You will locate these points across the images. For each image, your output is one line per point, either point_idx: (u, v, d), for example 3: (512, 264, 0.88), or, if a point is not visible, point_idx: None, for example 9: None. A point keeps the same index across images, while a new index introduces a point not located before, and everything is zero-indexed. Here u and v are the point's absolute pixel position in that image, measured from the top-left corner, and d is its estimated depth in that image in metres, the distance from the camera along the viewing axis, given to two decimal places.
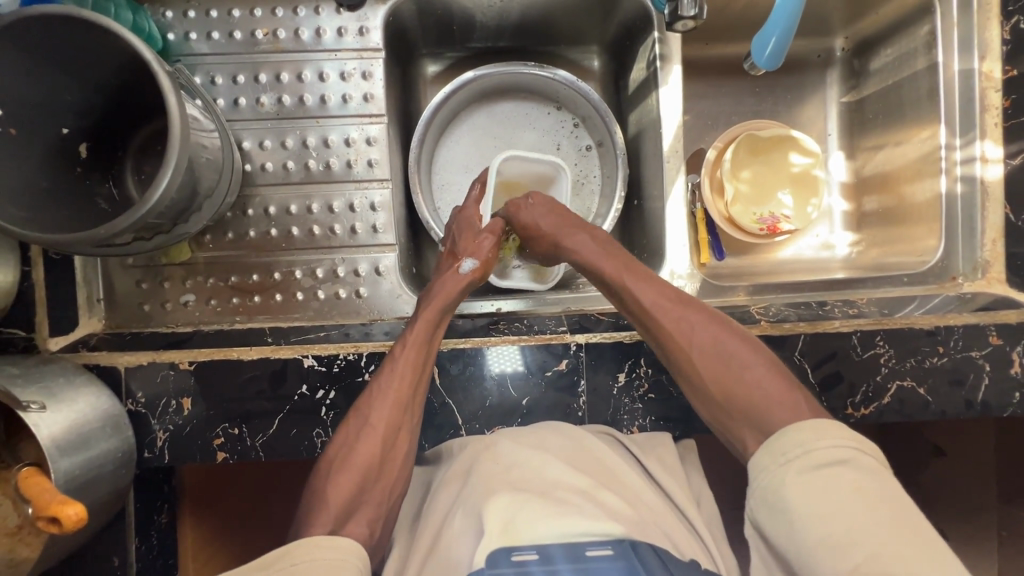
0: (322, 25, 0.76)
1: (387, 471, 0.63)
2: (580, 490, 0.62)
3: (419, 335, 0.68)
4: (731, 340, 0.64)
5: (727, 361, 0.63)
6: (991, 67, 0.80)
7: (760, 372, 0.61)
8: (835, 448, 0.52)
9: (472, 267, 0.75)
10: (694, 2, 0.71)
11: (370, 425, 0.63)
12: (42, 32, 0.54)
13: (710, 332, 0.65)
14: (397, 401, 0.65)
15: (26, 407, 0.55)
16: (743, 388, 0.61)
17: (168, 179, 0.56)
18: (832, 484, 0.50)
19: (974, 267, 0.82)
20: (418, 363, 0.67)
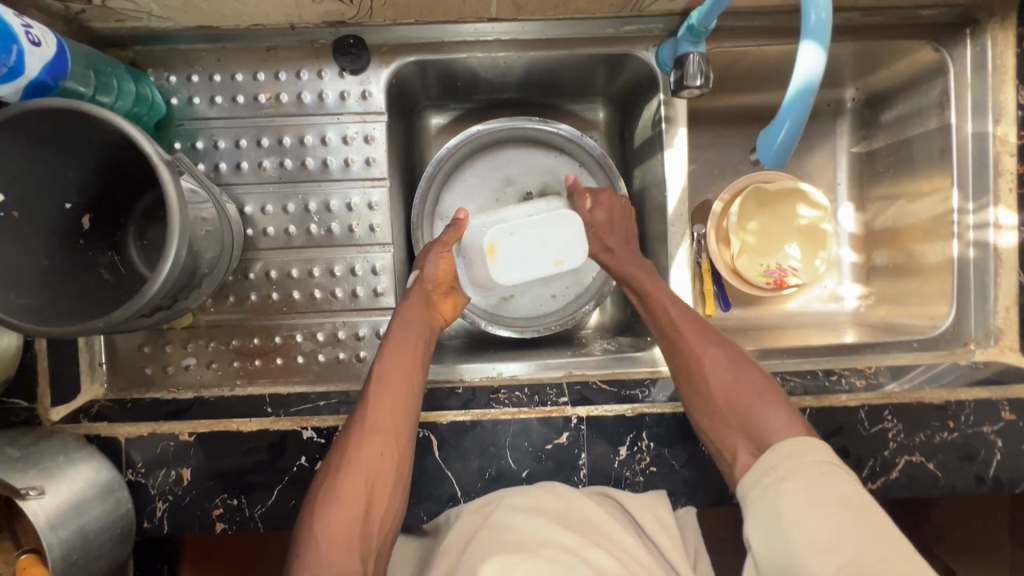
0: (325, 89, 0.76)
1: (375, 504, 0.63)
2: (568, 549, 0.63)
3: (391, 361, 0.69)
4: (737, 364, 0.70)
5: (739, 384, 0.68)
6: (1005, 130, 0.78)
7: (763, 391, 0.67)
8: (817, 459, 0.59)
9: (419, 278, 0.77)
10: (700, 71, 0.70)
11: (349, 459, 0.64)
12: (46, 120, 0.54)
13: (725, 357, 0.70)
14: (373, 430, 0.65)
15: (25, 495, 0.56)
16: (751, 406, 0.66)
17: (167, 272, 0.55)
18: (814, 498, 0.55)
19: (987, 334, 0.80)
20: (393, 389, 0.67)
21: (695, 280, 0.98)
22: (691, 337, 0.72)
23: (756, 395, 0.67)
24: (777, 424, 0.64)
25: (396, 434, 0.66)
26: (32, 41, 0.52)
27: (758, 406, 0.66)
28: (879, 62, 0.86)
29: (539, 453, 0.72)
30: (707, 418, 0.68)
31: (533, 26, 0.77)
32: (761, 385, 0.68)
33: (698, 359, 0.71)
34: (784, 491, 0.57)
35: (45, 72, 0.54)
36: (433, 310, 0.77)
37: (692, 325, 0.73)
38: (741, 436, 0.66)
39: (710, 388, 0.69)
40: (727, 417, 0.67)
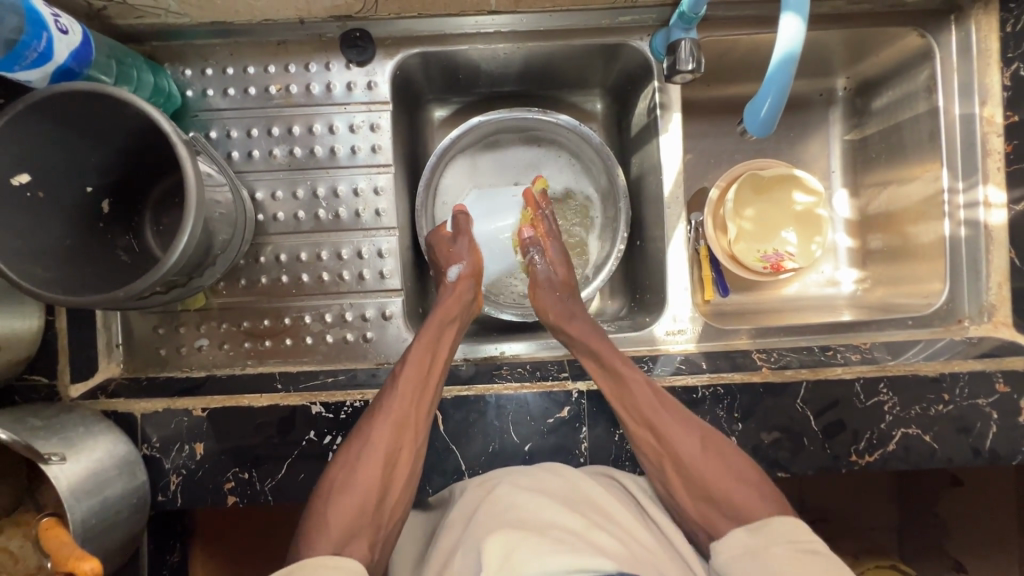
0: (332, 80, 0.80)
1: (389, 491, 0.65)
2: (573, 529, 0.61)
3: (421, 352, 0.72)
4: (711, 449, 0.68)
5: (722, 472, 0.66)
6: (992, 111, 0.80)
7: (743, 479, 0.66)
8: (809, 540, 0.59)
9: (460, 273, 0.81)
10: (691, 56, 0.72)
11: (370, 445, 0.65)
12: (72, 103, 0.57)
13: (707, 446, 0.68)
14: (400, 416, 0.67)
15: (48, 459, 0.58)
16: (731, 491, 0.65)
17: (184, 243, 0.58)
18: (800, 561, 0.56)
19: (980, 310, 0.82)
20: (421, 380, 0.70)
21: (693, 266, 0.99)
22: (667, 418, 0.69)
23: (730, 473, 0.66)
24: (765, 508, 0.64)
25: (418, 426, 0.68)
26: (61, 29, 0.56)
27: (735, 485, 0.65)
28: (868, 49, 0.89)
29: (541, 428, 0.73)
30: (685, 500, 0.68)
31: (531, 18, 0.80)
32: (750, 477, 0.66)
33: (670, 445, 0.68)
34: (770, 554, 0.58)
35: (71, 59, 0.58)
36: (470, 304, 0.81)
37: (672, 416, 0.69)
38: (726, 519, 0.65)
39: (690, 472, 0.67)
40: (703, 500, 0.66)
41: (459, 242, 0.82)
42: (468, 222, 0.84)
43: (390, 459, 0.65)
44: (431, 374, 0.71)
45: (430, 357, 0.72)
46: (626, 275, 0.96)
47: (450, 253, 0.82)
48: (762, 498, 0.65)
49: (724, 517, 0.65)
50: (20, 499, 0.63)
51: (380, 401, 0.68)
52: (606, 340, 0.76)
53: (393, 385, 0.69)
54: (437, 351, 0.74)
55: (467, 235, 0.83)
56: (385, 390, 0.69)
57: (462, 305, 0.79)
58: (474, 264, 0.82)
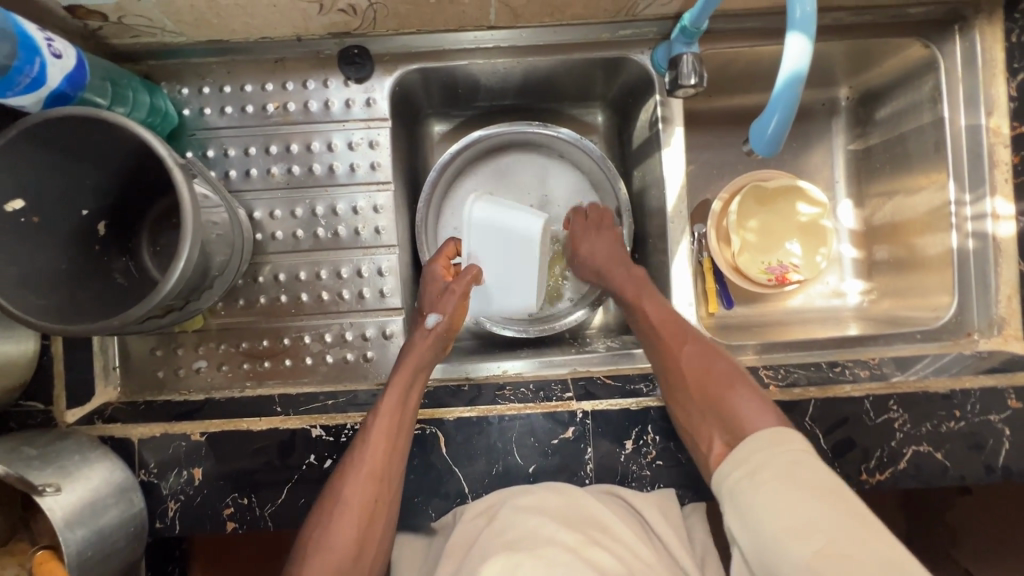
0: (330, 97, 0.79)
1: (364, 550, 0.65)
2: (569, 548, 0.64)
3: (390, 411, 0.68)
4: (717, 364, 0.70)
5: (720, 382, 0.69)
6: (998, 122, 0.79)
7: (741, 386, 0.67)
8: (794, 452, 0.59)
9: (437, 323, 0.75)
10: (693, 71, 0.72)
11: (345, 499, 0.64)
12: (66, 128, 0.56)
13: (703, 348, 0.72)
14: (373, 476, 0.65)
15: (41, 491, 0.57)
16: (727, 401, 0.67)
17: (180, 268, 0.57)
18: (796, 482, 0.56)
19: (990, 324, 0.80)
20: (389, 438, 0.67)
21: (697, 278, 0.98)
22: (684, 343, 0.72)
23: (728, 381, 0.69)
24: (763, 423, 0.64)
25: (388, 479, 0.66)
26: (53, 53, 0.55)
27: (729, 392, 0.67)
28: (871, 59, 0.88)
29: (545, 449, 0.72)
30: (682, 413, 0.69)
31: (530, 33, 0.79)
32: (748, 397, 0.67)
33: (679, 361, 0.71)
34: (761, 479, 0.58)
35: (65, 83, 0.57)
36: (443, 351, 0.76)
37: (685, 339, 0.73)
38: (719, 427, 0.66)
39: (683, 377, 0.70)
40: (705, 406, 0.67)
41: (451, 296, 0.76)
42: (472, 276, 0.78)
43: (365, 517, 0.65)
44: (403, 428, 0.68)
45: (401, 409, 0.68)
46: None
47: (438, 299, 0.77)
48: (756, 414, 0.65)
49: (717, 427, 0.66)
50: (15, 528, 0.62)
51: (353, 456, 0.66)
52: (640, 281, 0.79)
53: (362, 440, 0.67)
54: (409, 401, 0.69)
55: (457, 292, 0.76)
56: (358, 442, 0.67)
57: (433, 358, 0.74)
58: (455, 321, 0.76)
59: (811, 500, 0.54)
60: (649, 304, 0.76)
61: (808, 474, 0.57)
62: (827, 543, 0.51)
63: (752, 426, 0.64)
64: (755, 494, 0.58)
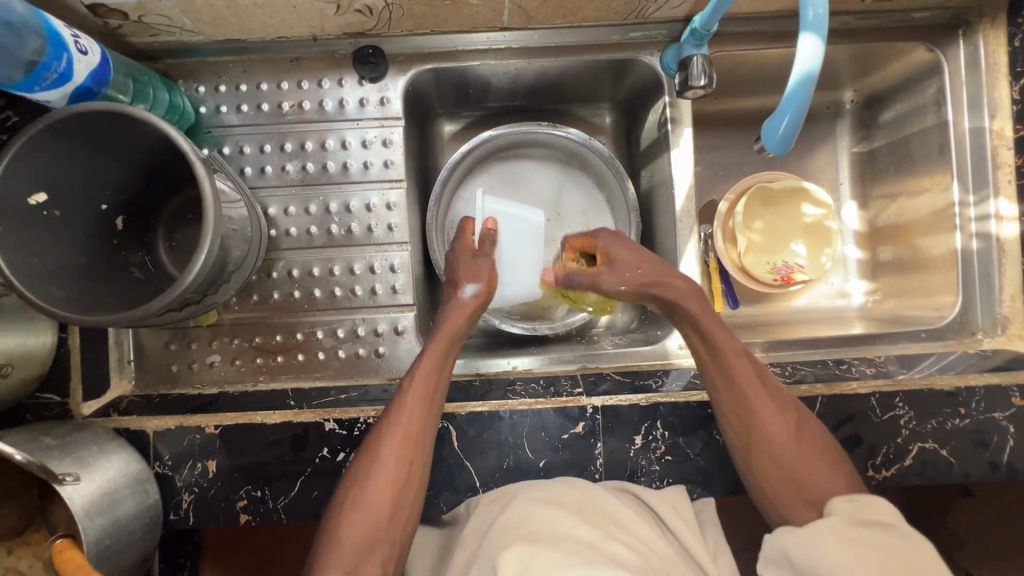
0: (344, 96, 0.80)
1: (399, 511, 0.65)
2: (589, 543, 0.64)
3: (427, 373, 0.70)
4: (800, 425, 0.68)
5: (806, 448, 0.66)
6: (1001, 125, 0.80)
7: (829, 459, 0.66)
8: (875, 513, 0.59)
9: (474, 291, 0.78)
10: (703, 72, 0.73)
11: (379, 462, 0.65)
12: (90, 122, 0.57)
13: (796, 420, 0.68)
14: (408, 438, 0.66)
15: (61, 480, 0.57)
16: (813, 470, 0.65)
17: (201, 261, 0.58)
18: (873, 548, 0.55)
19: (994, 323, 0.81)
20: (427, 399, 0.68)
21: (704, 278, 0.99)
22: (760, 394, 0.69)
23: (802, 440, 0.67)
24: (836, 489, 0.64)
25: (423, 444, 0.67)
26: (80, 49, 0.56)
27: (819, 463, 0.66)
28: (876, 63, 0.89)
29: (555, 443, 0.73)
30: (757, 478, 0.67)
31: (541, 35, 0.81)
32: (831, 458, 0.66)
33: (756, 414, 0.68)
34: (830, 533, 0.58)
35: (90, 79, 0.58)
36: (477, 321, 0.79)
37: (768, 390, 0.69)
38: (802, 501, 0.65)
39: (771, 450, 0.67)
40: (785, 478, 0.66)
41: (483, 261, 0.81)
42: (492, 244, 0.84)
43: (400, 479, 0.65)
44: (438, 390, 0.70)
45: (437, 372, 0.71)
46: None
47: (468, 268, 0.80)
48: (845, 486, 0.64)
49: (800, 501, 0.65)
50: (31, 518, 0.63)
51: (387, 421, 0.67)
52: (723, 328, 0.73)
53: (398, 402, 0.68)
54: (443, 367, 0.72)
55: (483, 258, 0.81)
56: (392, 408, 0.68)
57: (469, 323, 0.77)
58: (489, 287, 0.80)
59: (882, 561, 0.54)
60: (739, 365, 0.70)
61: (883, 539, 0.56)
62: None
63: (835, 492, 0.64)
64: (822, 544, 0.57)
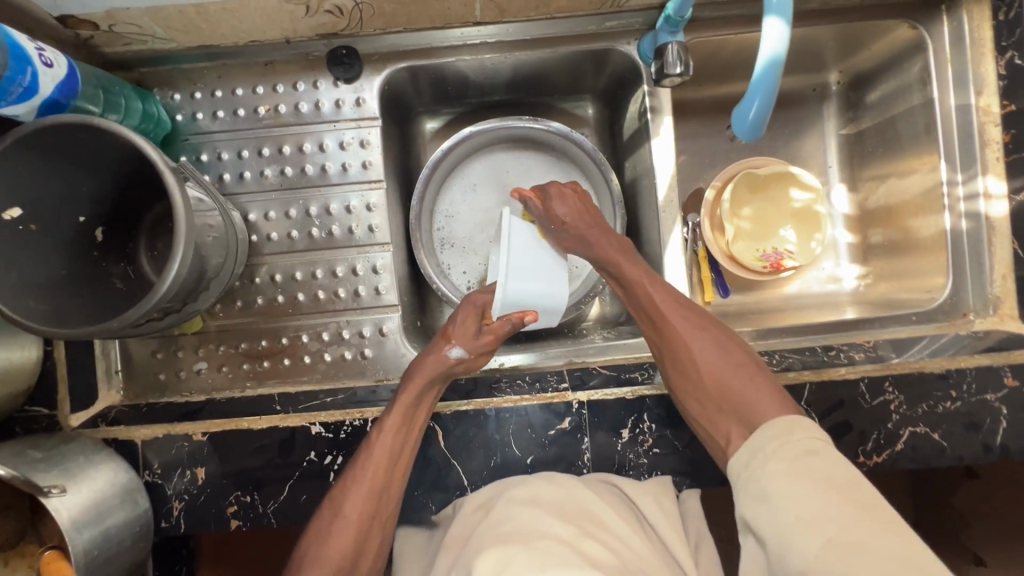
0: (320, 98, 0.80)
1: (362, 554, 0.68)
2: (565, 540, 0.65)
3: (396, 427, 0.69)
4: (715, 338, 0.72)
5: (719, 362, 0.70)
6: (988, 101, 0.79)
7: (749, 372, 0.69)
8: (808, 439, 0.60)
9: (458, 357, 0.72)
10: (679, 59, 0.72)
11: (342, 518, 0.66)
12: (59, 135, 0.57)
13: (710, 334, 0.72)
14: (372, 491, 0.67)
15: (47, 492, 0.58)
16: (730, 384, 0.69)
17: (175, 270, 0.58)
18: (805, 475, 0.57)
19: (985, 303, 0.80)
20: (393, 452, 0.68)
21: (692, 268, 0.99)
22: (694, 339, 0.71)
23: (715, 340, 0.72)
24: (766, 410, 0.66)
25: (386, 498, 0.68)
26: (44, 62, 0.56)
27: (747, 383, 0.68)
28: (860, 42, 0.88)
29: (542, 440, 0.73)
30: (693, 404, 0.69)
31: (516, 28, 0.80)
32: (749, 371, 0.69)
33: (674, 325, 0.72)
34: (769, 470, 0.59)
35: (57, 91, 0.58)
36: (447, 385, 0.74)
37: (686, 324, 0.73)
38: (734, 420, 0.67)
39: (695, 372, 0.70)
40: (708, 399, 0.69)
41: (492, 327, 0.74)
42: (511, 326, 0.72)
43: (363, 529, 0.67)
44: (405, 450, 0.69)
45: (405, 429, 0.69)
46: None
47: (462, 330, 0.73)
48: (762, 394, 0.67)
49: (731, 418, 0.67)
50: (23, 531, 0.64)
51: (353, 472, 0.67)
52: (623, 249, 0.77)
53: (365, 452, 0.68)
54: (413, 424, 0.70)
55: (490, 335, 0.73)
56: (357, 459, 0.68)
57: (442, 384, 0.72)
58: (475, 363, 0.74)
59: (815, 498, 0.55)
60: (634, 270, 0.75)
61: (817, 464, 0.58)
62: (837, 530, 0.52)
63: (764, 412, 0.66)
64: (767, 483, 0.59)
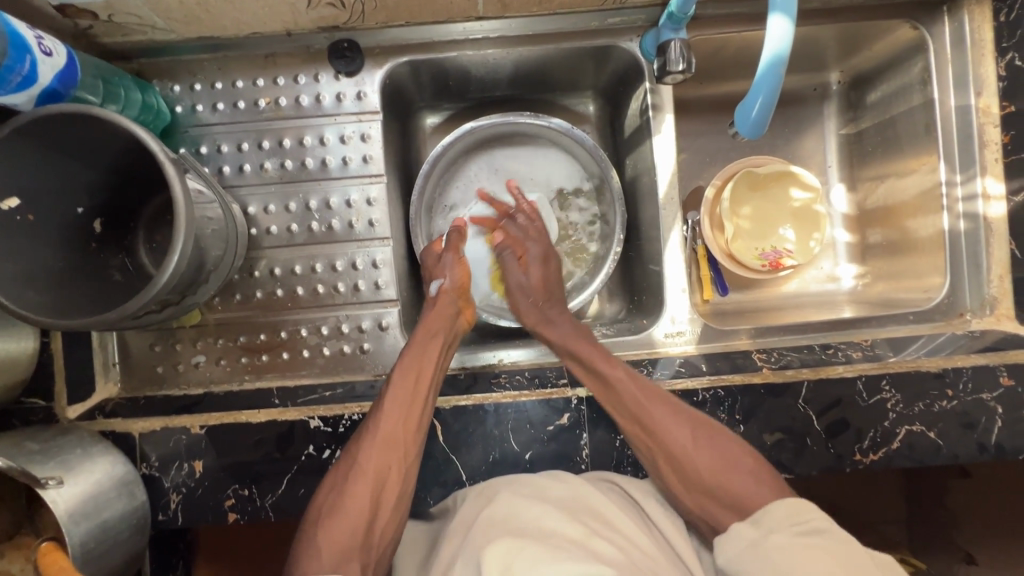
0: (321, 91, 0.79)
1: (382, 510, 0.64)
2: (572, 538, 0.61)
3: (410, 364, 0.71)
4: (704, 439, 0.67)
5: (717, 459, 0.65)
6: (988, 102, 0.79)
7: (742, 463, 0.65)
8: (814, 518, 0.57)
9: (440, 288, 0.80)
10: (682, 57, 0.72)
11: (360, 464, 0.65)
12: (60, 125, 0.56)
13: (699, 434, 0.67)
14: (390, 433, 0.66)
15: (44, 484, 0.57)
16: (726, 479, 0.64)
17: (175, 263, 0.57)
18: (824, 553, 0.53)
19: (982, 303, 0.81)
20: (409, 394, 0.68)
21: (691, 266, 0.98)
22: (669, 436, 0.67)
23: (700, 445, 0.66)
24: (764, 496, 0.62)
25: (408, 441, 0.67)
26: (44, 51, 0.56)
27: (731, 474, 0.64)
28: (861, 43, 0.88)
29: (541, 435, 0.73)
30: (685, 494, 0.67)
31: (519, 23, 0.79)
32: (741, 461, 0.65)
33: (663, 443, 0.67)
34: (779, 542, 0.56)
35: (56, 81, 0.58)
36: (456, 317, 0.79)
37: (658, 407, 0.69)
38: (726, 508, 0.63)
39: (687, 471, 0.66)
40: (699, 490, 0.65)
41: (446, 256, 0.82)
42: (458, 237, 0.84)
43: (379, 483, 0.64)
44: (422, 390, 0.69)
45: (418, 369, 0.70)
46: (626, 277, 0.95)
47: (434, 267, 0.82)
48: (758, 484, 0.63)
49: (724, 506, 0.64)
50: (20, 522, 0.63)
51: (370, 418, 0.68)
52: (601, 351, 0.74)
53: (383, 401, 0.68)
54: (425, 368, 0.71)
55: (452, 251, 0.82)
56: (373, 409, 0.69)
57: (446, 321, 0.77)
58: (457, 280, 0.81)
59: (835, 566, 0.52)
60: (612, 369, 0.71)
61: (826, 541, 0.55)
62: None
63: (762, 498, 0.62)
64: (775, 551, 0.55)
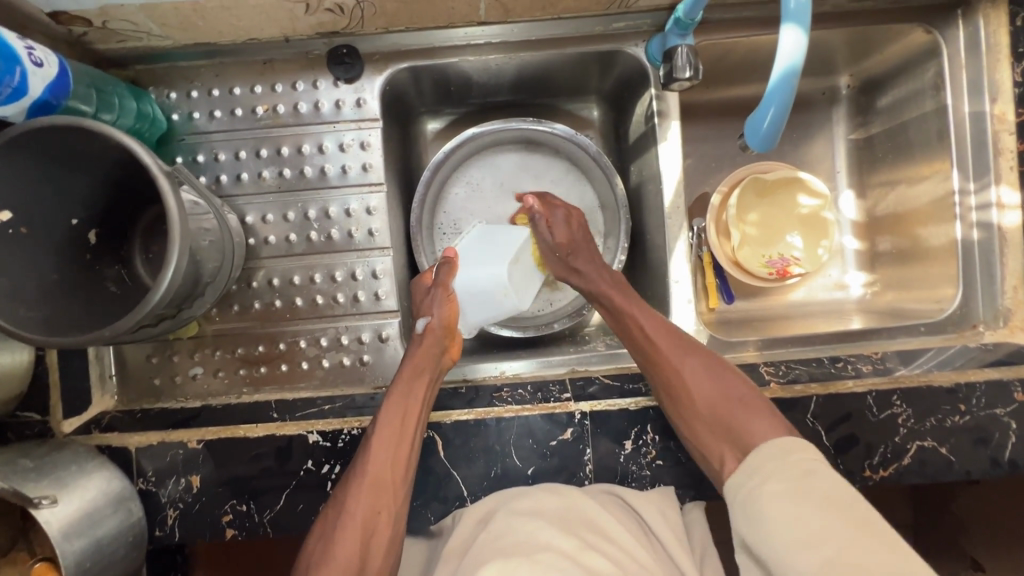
0: (320, 98, 0.78)
1: (372, 560, 0.62)
2: (565, 553, 0.61)
3: (395, 409, 0.68)
4: (710, 368, 0.69)
5: (720, 394, 0.67)
6: (1003, 109, 0.77)
7: (747, 400, 0.67)
8: (805, 457, 0.59)
9: (427, 325, 0.75)
10: (689, 63, 0.70)
11: (347, 514, 0.63)
12: (52, 136, 0.55)
13: (704, 364, 0.70)
14: (375, 483, 0.64)
15: (37, 504, 0.57)
16: (731, 415, 0.66)
17: (169, 280, 0.56)
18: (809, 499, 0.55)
19: (995, 315, 0.79)
20: (397, 436, 0.66)
21: (696, 274, 0.97)
22: (677, 364, 0.69)
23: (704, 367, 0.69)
24: (767, 432, 0.63)
25: (396, 486, 0.65)
26: (34, 61, 0.54)
27: (737, 416, 0.66)
28: (872, 46, 0.86)
29: (544, 450, 0.71)
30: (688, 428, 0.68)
31: (522, 28, 0.78)
32: (745, 397, 0.67)
33: (672, 367, 0.69)
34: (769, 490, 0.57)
35: (47, 92, 0.57)
36: (444, 354, 0.75)
37: (673, 344, 0.71)
38: (727, 441, 0.65)
39: (688, 400, 0.68)
40: (700, 418, 0.67)
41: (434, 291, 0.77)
42: (449, 273, 0.77)
43: (366, 534, 0.63)
44: (409, 433, 0.67)
45: (404, 413, 0.67)
46: (630, 285, 0.93)
47: (422, 302, 0.78)
48: (764, 421, 0.65)
49: (728, 442, 0.65)
50: (14, 539, 0.62)
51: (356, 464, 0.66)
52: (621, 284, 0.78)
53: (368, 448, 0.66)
54: (410, 411, 0.68)
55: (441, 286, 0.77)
56: (359, 455, 0.67)
57: (434, 359, 0.73)
58: (446, 317, 0.76)
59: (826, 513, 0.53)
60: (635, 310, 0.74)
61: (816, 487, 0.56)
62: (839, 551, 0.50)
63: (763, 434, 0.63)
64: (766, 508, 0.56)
